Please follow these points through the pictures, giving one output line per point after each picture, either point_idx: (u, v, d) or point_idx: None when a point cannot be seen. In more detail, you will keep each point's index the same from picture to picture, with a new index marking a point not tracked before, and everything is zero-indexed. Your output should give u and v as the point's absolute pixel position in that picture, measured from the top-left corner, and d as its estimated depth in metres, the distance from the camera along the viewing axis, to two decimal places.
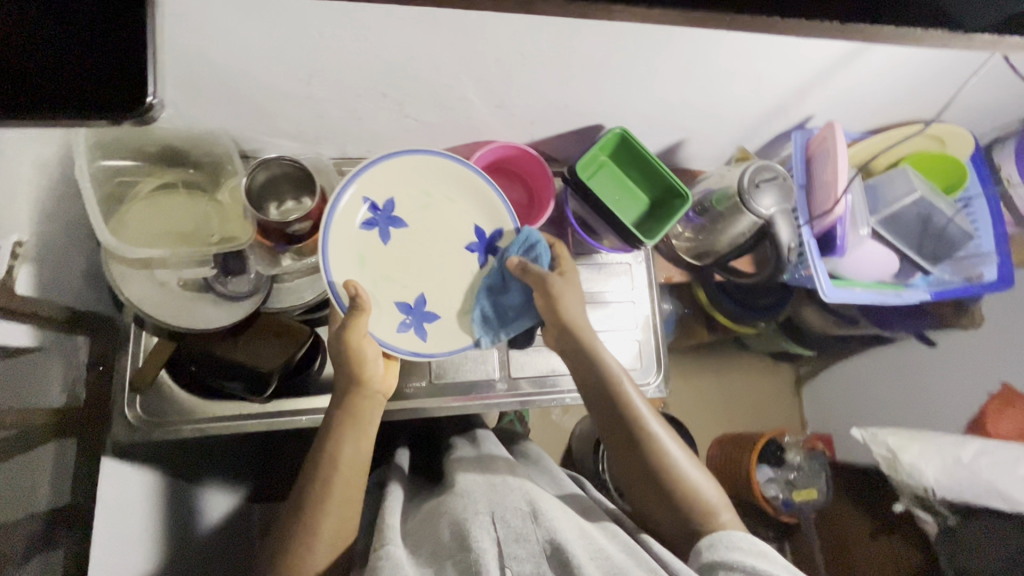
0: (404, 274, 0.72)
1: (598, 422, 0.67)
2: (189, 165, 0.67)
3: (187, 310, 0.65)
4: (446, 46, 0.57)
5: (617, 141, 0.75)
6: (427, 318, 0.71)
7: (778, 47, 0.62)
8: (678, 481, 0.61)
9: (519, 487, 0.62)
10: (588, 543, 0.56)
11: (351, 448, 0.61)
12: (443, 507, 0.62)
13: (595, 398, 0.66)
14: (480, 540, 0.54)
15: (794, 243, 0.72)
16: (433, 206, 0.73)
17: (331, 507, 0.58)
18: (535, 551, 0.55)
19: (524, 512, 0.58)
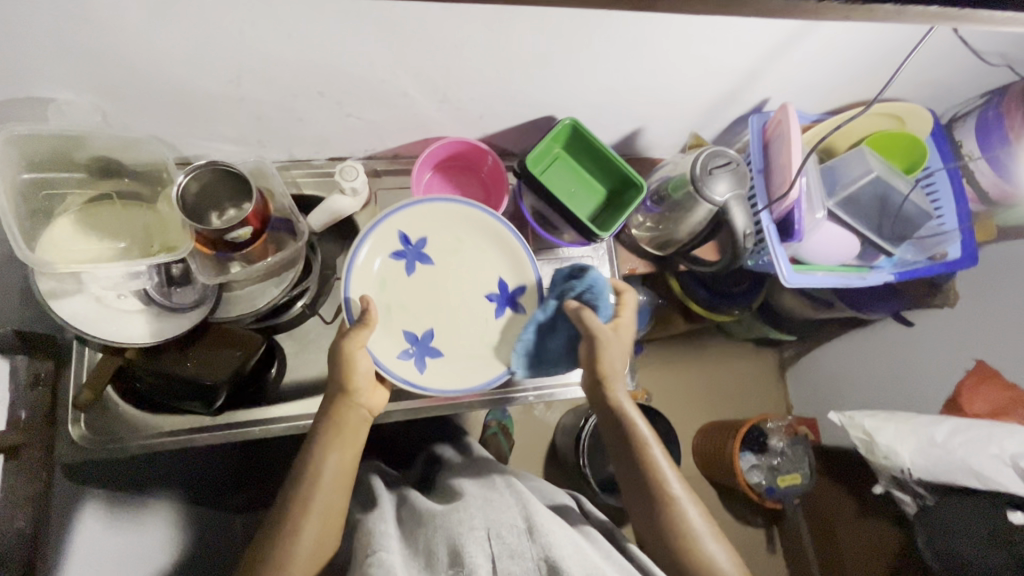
0: (418, 306, 0.76)
1: (619, 473, 0.66)
2: (123, 175, 0.65)
3: (126, 325, 0.63)
4: (376, 39, 0.55)
5: (569, 132, 0.74)
6: (431, 353, 0.75)
7: (719, 29, 0.60)
8: (695, 555, 0.59)
9: (516, 502, 0.63)
10: (585, 561, 0.56)
11: (335, 458, 0.61)
12: (438, 517, 0.63)
13: (617, 448, 0.66)
14: (475, 557, 0.55)
15: (751, 229, 0.70)
16: (461, 251, 0.77)
17: (312, 517, 0.58)
18: (528, 568, 0.56)
19: (520, 529, 0.59)
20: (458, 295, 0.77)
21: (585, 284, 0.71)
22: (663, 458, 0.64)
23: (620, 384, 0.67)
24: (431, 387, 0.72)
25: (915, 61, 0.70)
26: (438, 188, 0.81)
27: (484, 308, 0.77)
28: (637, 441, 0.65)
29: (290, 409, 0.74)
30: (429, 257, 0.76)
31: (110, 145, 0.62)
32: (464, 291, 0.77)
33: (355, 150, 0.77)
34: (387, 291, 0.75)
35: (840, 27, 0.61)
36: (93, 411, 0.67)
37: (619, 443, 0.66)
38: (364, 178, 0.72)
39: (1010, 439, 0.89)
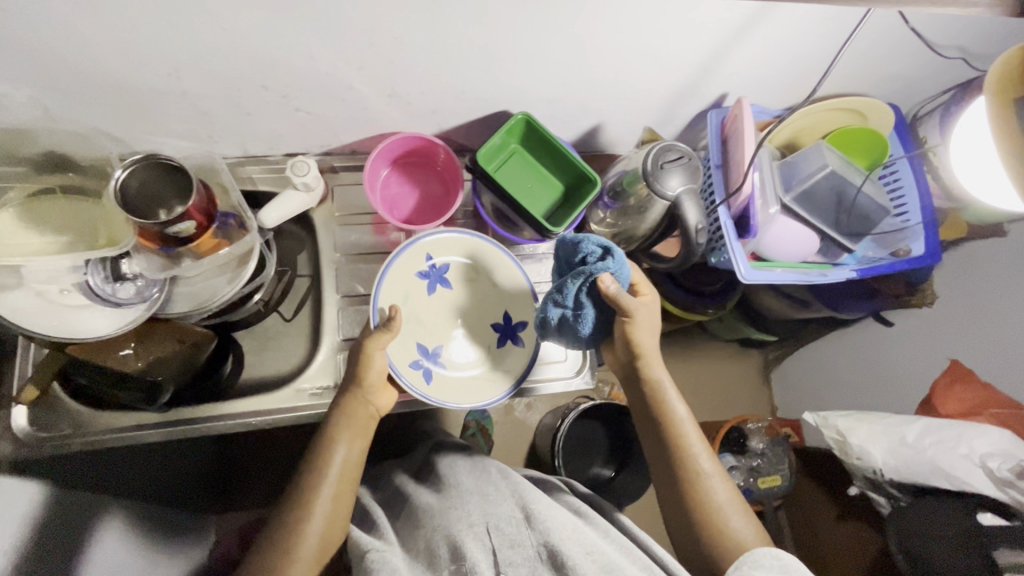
0: (432, 321, 0.78)
1: (647, 447, 0.71)
2: (67, 169, 0.64)
3: (66, 320, 0.62)
4: (310, 32, 0.55)
5: (523, 127, 0.73)
6: (438, 367, 0.76)
7: (662, 19, 0.59)
8: (720, 526, 0.64)
9: (511, 492, 0.69)
10: (583, 540, 0.62)
11: (344, 449, 0.64)
12: (437, 512, 0.68)
13: (647, 426, 0.71)
14: (474, 551, 0.62)
15: (703, 224, 0.69)
16: (477, 283, 0.80)
17: (321, 501, 0.61)
18: (529, 555, 0.63)
19: (518, 518, 0.65)
20: (471, 320, 0.79)
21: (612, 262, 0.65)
22: (693, 436, 0.68)
23: (655, 365, 0.70)
24: (434, 397, 0.72)
25: (870, 54, 0.69)
26: (396, 185, 0.80)
27: (487, 337, 0.79)
28: (669, 420, 0.69)
29: (242, 405, 0.73)
30: (449, 283, 0.79)
31: (53, 138, 0.61)
32: (476, 317, 0.79)
33: (311, 146, 0.77)
34: (409, 304, 0.77)
35: (787, 17, 0.61)
36: (39, 407, 0.67)
37: (648, 422, 0.71)
38: (316, 172, 0.73)
39: (979, 439, 0.89)
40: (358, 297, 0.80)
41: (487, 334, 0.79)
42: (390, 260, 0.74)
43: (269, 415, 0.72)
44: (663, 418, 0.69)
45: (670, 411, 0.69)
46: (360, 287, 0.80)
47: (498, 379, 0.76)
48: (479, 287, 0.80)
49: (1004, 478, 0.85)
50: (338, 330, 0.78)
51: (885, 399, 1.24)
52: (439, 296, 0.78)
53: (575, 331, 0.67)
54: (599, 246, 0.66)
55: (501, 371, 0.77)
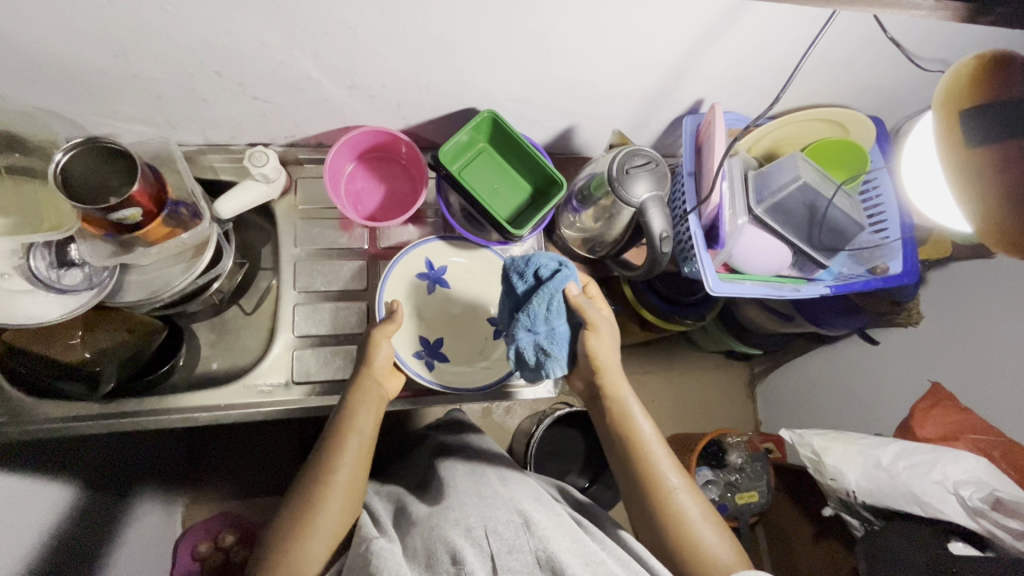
0: (431, 316, 0.79)
1: (611, 460, 0.69)
2: (15, 148, 0.62)
3: (8, 303, 0.61)
4: (261, 20, 0.53)
5: (490, 124, 0.71)
6: (440, 357, 0.77)
7: (630, 20, 0.57)
8: (691, 541, 0.62)
9: (509, 499, 0.66)
10: (583, 551, 0.60)
11: (362, 418, 0.63)
12: (433, 516, 0.66)
13: (610, 440, 0.69)
14: (472, 556, 0.58)
15: (668, 233, 0.66)
16: (474, 282, 0.81)
17: (343, 470, 0.60)
18: (527, 561, 0.59)
19: (516, 523, 0.63)
20: (471, 318, 0.80)
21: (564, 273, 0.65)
22: (658, 449, 0.66)
23: (612, 382, 0.67)
24: (436, 382, 0.74)
25: (849, 62, 0.67)
26: (362, 180, 0.78)
27: (484, 331, 0.80)
28: (632, 433, 0.67)
29: (192, 400, 0.71)
30: (447, 283, 0.79)
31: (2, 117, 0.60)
32: (476, 315, 0.80)
33: (275, 136, 0.75)
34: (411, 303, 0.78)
35: (761, 22, 0.58)
36: None
37: (612, 435, 0.68)
38: (276, 163, 0.71)
39: (953, 465, 0.87)
40: (318, 293, 0.78)
41: (486, 329, 0.80)
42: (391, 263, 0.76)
43: (216, 411, 0.70)
44: (625, 431, 0.67)
45: (634, 425, 0.67)
46: (320, 283, 0.78)
47: (498, 367, 0.78)
48: (478, 289, 0.80)
49: (977, 508, 0.82)
50: (295, 326, 0.76)
51: (867, 419, 1.21)
52: (438, 298, 0.79)
53: (551, 352, 0.64)
54: (552, 260, 0.65)
55: (498, 362, 0.78)
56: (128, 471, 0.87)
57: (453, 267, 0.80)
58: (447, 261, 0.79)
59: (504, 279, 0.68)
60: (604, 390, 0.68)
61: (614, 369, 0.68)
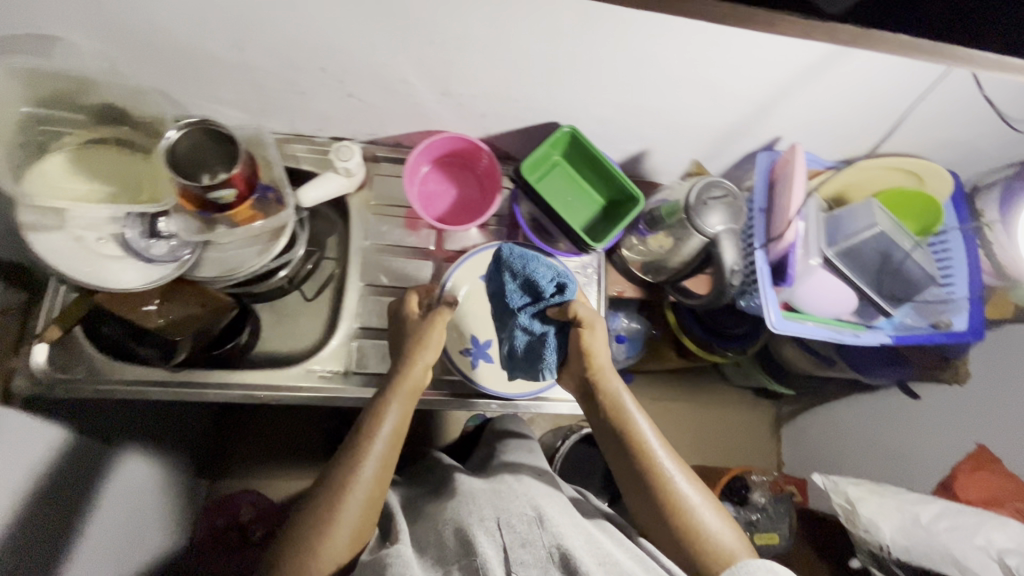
0: (484, 318, 0.79)
1: (606, 453, 0.67)
2: (123, 122, 0.65)
3: (100, 269, 0.64)
4: (377, 23, 0.55)
5: (568, 140, 0.73)
6: (487, 358, 0.78)
7: (726, 54, 0.58)
8: (695, 528, 0.61)
9: (523, 492, 0.65)
10: (596, 549, 0.60)
11: (394, 417, 0.63)
12: (446, 511, 0.66)
13: (603, 434, 0.67)
14: (485, 547, 0.58)
15: (740, 266, 0.67)
16: None
17: (371, 462, 0.60)
18: (540, 556, 0.59)
19: (530, 517, 0.62)
20: None
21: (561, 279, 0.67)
22: (654, 439, 0.64)
23: (607, 376, 0.67)
24: (477, 381, 0.77)
25: (935, 117, 0.67)
26: (435, 182, 0.80)
27: None
28: (627, 426, 0.65)
29: (251, 377, 0.73)
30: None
31: (114, 92, 0.63)
32: None
33: (357, 133, 0.78)
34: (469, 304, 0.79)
35: (857, 67, 0.59)
36: (60, 349, 0.68)
37: (605, 428, 0.67)
38: (359, 159, 0.73)
39: (998, 532, 0.85)
40: (380, 287, 0.80)
41: None
42: (457, 265, 0.78)
43: (276, 391, 0.72)
44: (619, 423, 0.65)
45: (629, 418, 0.65)
46: (383, 279, 0.80)
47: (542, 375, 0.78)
48: None
49: None
50: (356, 316, 0.78)
51: (899, 473, 1.19)
52: None
53: (542, 357, 0.67)
54: (550, 271, 0.65)
55: None
56: (173, 438, 0.89)
57: None
58: None
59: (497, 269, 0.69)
60: (601, 388, 0.67)
61: (606, 366, 0.67)
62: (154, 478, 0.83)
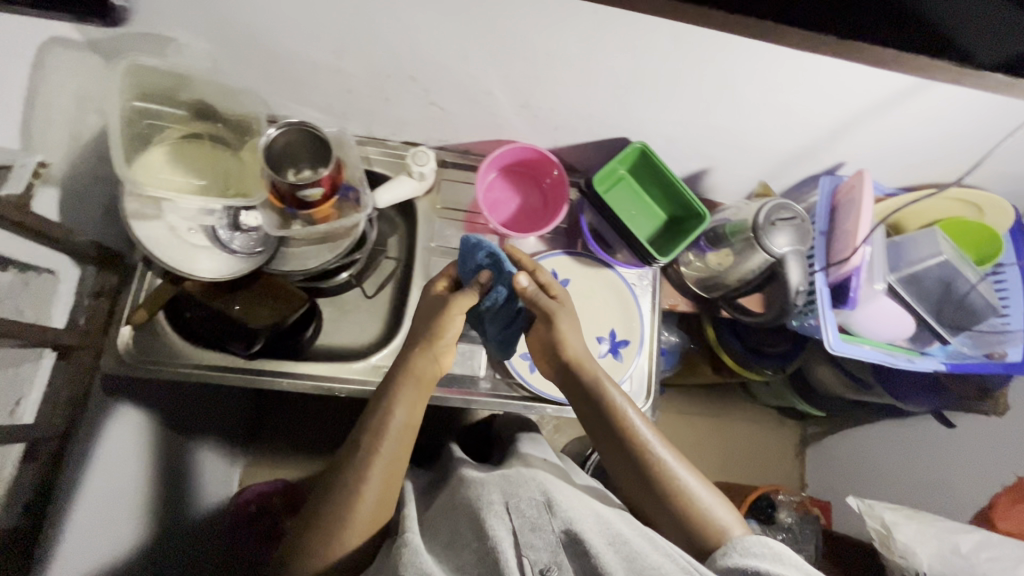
0: None
1: (597, 444, 0.69)
2: (217, 120, 0.69)
3: (190, 258, 0.67)
4: (474, 36, 0.58)
5: (637, 156, 0.75)
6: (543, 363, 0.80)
7: (810, 78, 0.60)
8: (695, 508, 0.63)
9: (533, 479, 0.65)
10: (606, 530, 0.59)
11: (403, 413, 0.63)
12: (460, 498, 0.66)
13: (592, 424, 0.69)
14: (497, 528, 0.58)
15: (804, 287, 0.69)
16: (592, 301, 0.82)
17: (382, 456, 0.61)
18: (550, 541, 0.58)
19: (538, 502, 0.62)
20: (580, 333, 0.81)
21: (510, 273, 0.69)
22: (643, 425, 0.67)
23: (589, 365, 0.69)
24: (533, 385, 0.79)
25: (1003, 150, 0.69)
26: (500, 189, 0.83)
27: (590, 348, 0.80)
28: (616, 415, 0.67)
29: (317, 369, 0.75)
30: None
31: (213, 91, 0.66)
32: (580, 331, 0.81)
33: (429, 139, 0.80)
34: None
35: (939, 95, 0.61)
36: (142, 332, 0.71)
37: (594, 418, 0.69)
38: (434, 164, 0.76)
39: None
40: None
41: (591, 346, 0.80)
42: None
43: (341, 383, 0.75)
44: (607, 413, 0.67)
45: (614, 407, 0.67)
46: None
47: None
48: (592, 308, 0.82)
49: None
50: None
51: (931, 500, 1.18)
52: None
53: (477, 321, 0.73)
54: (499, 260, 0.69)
55: None
56: (206, 420, 0.90)
57: (574, 283, 0.82)
58: (570, 276, 0.82)
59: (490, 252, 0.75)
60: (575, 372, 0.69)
61: (582, 355, 0.69)
62: (185, 458, 0.86)
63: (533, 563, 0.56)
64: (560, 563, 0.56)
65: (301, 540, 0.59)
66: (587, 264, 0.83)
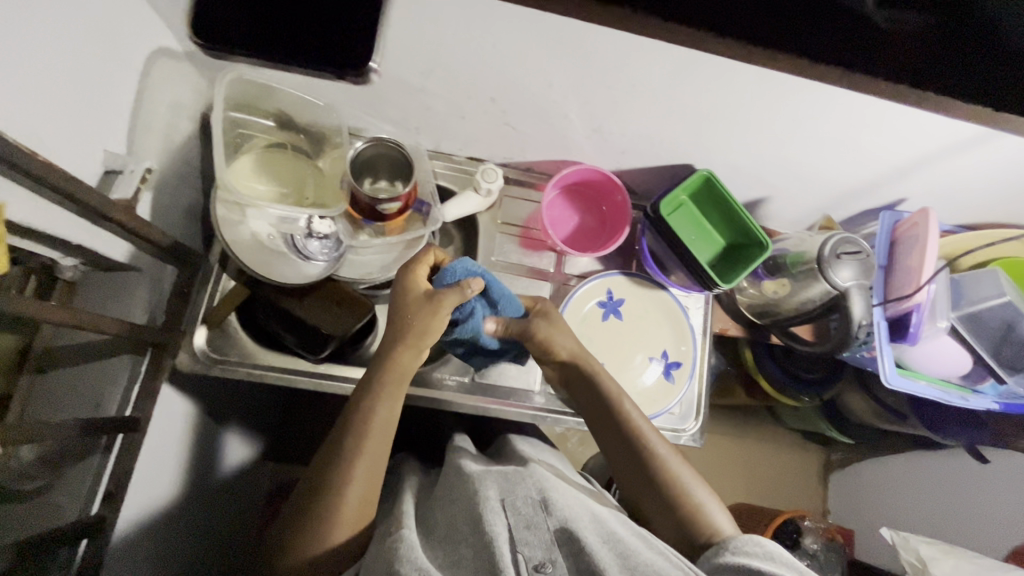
0: (598, 340, 0.82)
1: (594, 435, 0.70)
2: (300, 131, 0.72)
3: (267, 263, 0.70)
4: (564, 63, 0.60)
5: (702, 183, 0.76)
6: None
7: (885, 121, 0.62)
8: (690, 501, 0.64)
9: (529, 476, 0.64)
10: (601, 528, 0.59)
11: (383, 412, 0.62)
12: (452, 492, 0.64)
13: (591, 415, 0.70)
14: (495, 524, 0.57)
15: (867, 321, 0.70)
16: (646, 321, 0.84)
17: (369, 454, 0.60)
18: (544, 539, 0.57)
19: (534, 501, 0.61)
20: (632, 351, 0.82)
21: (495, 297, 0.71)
22: (641, 419, 0.68)
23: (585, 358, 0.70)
24: None
25: None
26: (559, 208, 0.84)
27: (643, 367, 0.82)
28: (614, 407, 0.69)
29: None
30: (621, 315, 0.83)
31: (299, 103, 0.69)
32: (633, 350, 0.82)
33: (495, 155, 0.82)
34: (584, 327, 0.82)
35: (1013, 142, 0.62)
36: (216, 331, 0.74)
37: (594, 409, 0.70)
38: (501, 181, 0.78)
39: None
40: None
41: (641, 367, 0.82)
42: (579, 288, 0.82)
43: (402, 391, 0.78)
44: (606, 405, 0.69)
45: (613, 399, 0.69)
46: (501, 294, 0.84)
47: (648, 403, 0.80)
48: (645, 329, 0.83)
49: None
50: None
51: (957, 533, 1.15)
52: (610, 329, 0.82)
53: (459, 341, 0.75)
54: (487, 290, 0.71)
55: (647, 396, 0.81)
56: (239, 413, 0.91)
57: (630, 303, 0.84)
58: (626, 296, 0.83)
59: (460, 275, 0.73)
60: (576, 367, 0.71)
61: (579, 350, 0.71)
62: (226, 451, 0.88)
63: (527, 559, 0.55)
64: (554, 560, 0.55)
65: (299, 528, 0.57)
66: (643, 284, 0.84)
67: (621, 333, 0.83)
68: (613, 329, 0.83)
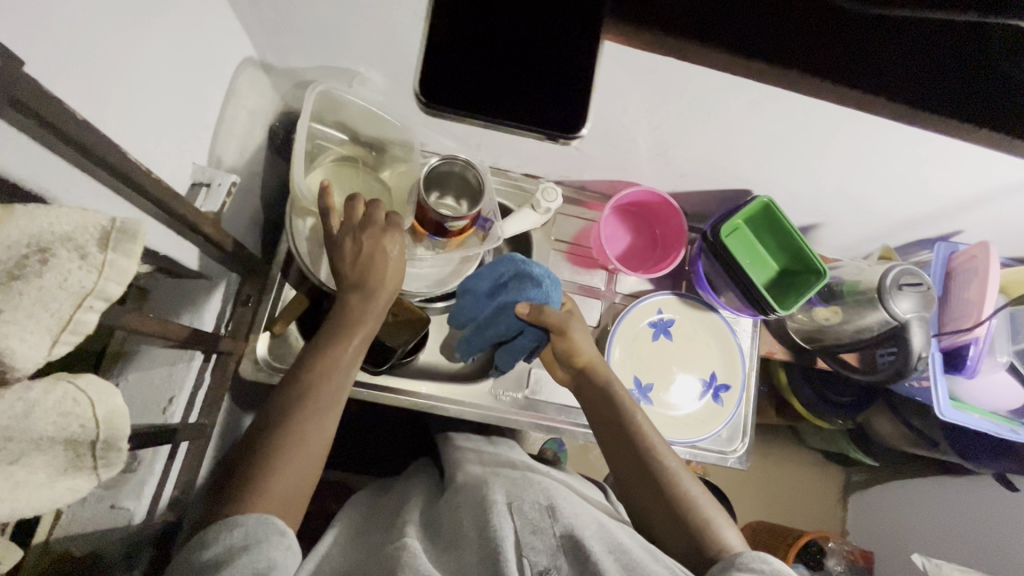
0: (648, 359, 0.82)
1: (604, 445, 0.69)
2: (367, 146, 0.73)
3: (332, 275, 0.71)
4: (643, 92, 0.61)
5: (761, 209, 0.76)
6: (647, 401, 0.80)
7: (954, 160, 0.63)
8: (702, 518, 0.61)
9: (533, 485, 0.63)
10: (607, 538, 0.57)
11: (342, 374, 0.58)
12: (463, 500, 0.63)
13: (603, 424, 0.69)
14: (503, 526, 0.55)
15: (926, 352, 0.71)
16: (694, 343, 0.84)
17: (327, 404, 0.57)
18: (550, 544, 0.55)
19: (541, 506, 0.59)
20: (681, 370, 0.83)
21: (532, 289, 0.68)
22: (654, 432, 0.67)
23: (603, 367, 0.71)
24: None
25: None
26: (612, 226, 0.85)
27: (693, 387, 0.82)
28: (630, 416, 0.68)
29: (435, 388, 0.81)
30: (670, 336, 0.83)
31: (371, 120, 0.70)
32: (683, 369, 0.83)
33: (551, 173, 0.84)
34: (634, 346, 0.82)
35: None
36: (275, 339, 0.75)
37: (607, 417, 0.69)
38: (560, 199, 0.79)
39: None
40: None
41: (691, 387, 0.82)
42: (632, 306, 0.82)
43: (449, 403, 0.80)
44: (621, 414, 0.68)
45: (628, 409, 0.68)
46: None
47: (697, 424, 0.80)
48: (695, 351, 0.84)
49: None
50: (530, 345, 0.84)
51: (977, 557, 1.13)
52: (661, 348, 0.83)
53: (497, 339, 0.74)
54: (519, 283, 0.69)
55: (696, 417, 0.81)
56: None
57: (680, 323, 0.84)
58: (677, 316, 0.84)
59: (496, 277, 0.71)
60: (593, 379, 0.71)
61: (596, 360, 0.71)
62: None
63: (533, 565, 0.53)
64: (559, 566, 0.54)
65: (239, 494, 0.50)
66: (693, 306, 0.85)
67: (669, 351, 0.83)
68: (663, 349, 0.83)
